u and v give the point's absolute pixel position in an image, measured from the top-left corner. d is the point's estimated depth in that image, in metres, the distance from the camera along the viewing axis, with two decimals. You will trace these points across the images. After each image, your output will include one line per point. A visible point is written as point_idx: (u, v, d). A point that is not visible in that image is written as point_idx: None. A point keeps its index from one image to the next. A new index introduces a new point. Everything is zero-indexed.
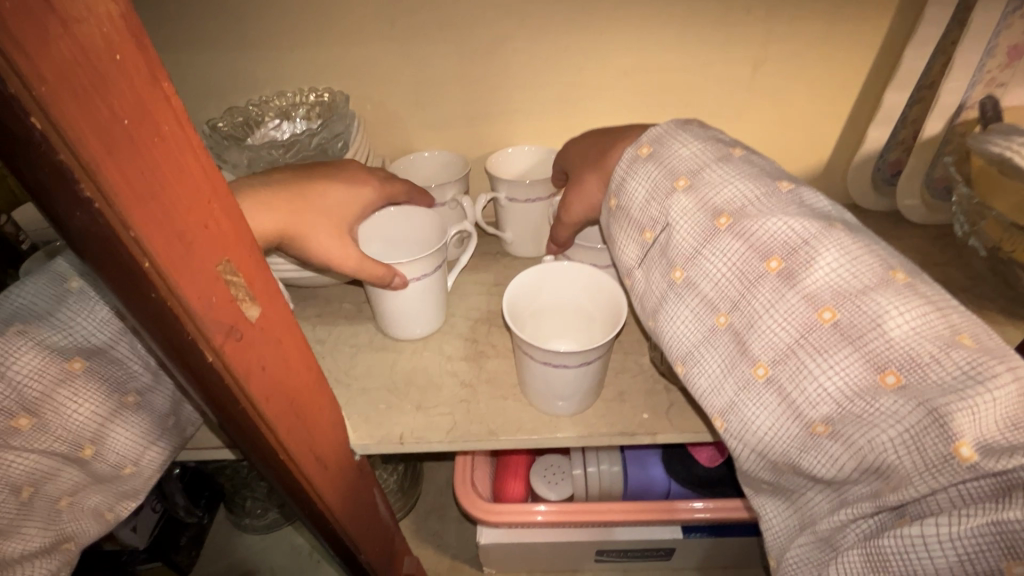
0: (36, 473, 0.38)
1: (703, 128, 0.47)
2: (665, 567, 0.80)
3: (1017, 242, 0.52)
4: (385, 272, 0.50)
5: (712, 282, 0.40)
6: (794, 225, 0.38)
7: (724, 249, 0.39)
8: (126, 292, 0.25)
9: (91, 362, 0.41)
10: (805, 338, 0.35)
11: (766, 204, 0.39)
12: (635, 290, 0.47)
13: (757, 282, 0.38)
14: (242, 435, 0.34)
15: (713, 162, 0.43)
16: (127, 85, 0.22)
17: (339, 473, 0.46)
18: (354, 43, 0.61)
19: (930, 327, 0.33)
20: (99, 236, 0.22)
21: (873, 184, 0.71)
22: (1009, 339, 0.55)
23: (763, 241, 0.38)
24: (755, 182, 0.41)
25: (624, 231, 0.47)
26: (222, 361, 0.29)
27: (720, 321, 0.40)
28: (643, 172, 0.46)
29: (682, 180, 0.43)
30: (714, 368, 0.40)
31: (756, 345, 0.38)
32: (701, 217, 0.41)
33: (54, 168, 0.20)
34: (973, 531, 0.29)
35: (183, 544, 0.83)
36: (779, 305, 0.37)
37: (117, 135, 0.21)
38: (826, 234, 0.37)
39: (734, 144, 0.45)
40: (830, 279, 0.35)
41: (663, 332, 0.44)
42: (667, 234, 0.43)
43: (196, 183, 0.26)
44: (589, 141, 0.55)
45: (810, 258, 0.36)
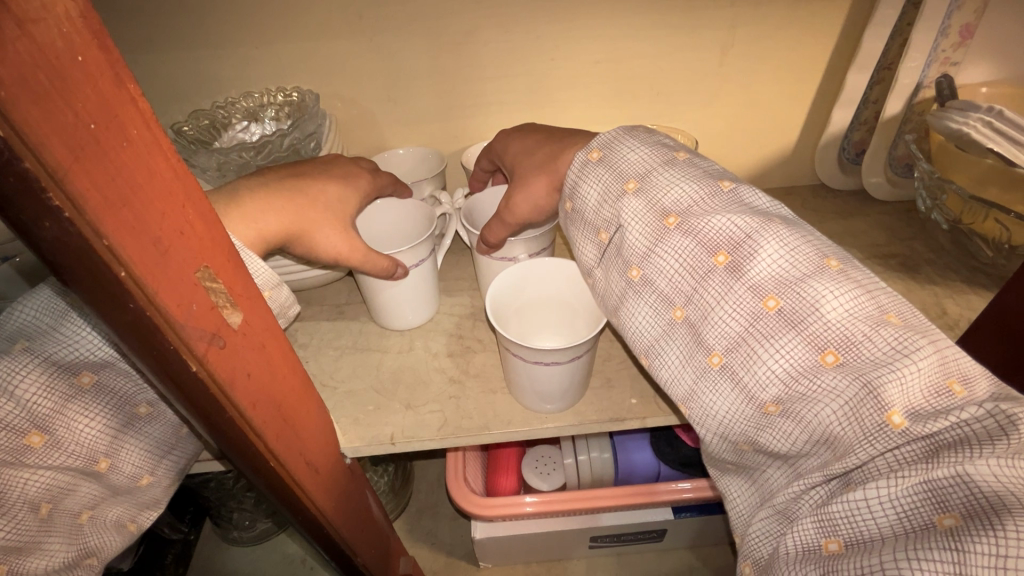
0: (52, 490, 0.38)
1: (648, 132, 0.48)
2: (657, 548, 0.82)
3: (976, 214, 0.54)
4: (388, 264, 0.51)
5: (667, 278, 0.41)
6: (736, 220, 0.38)
7: (675, 247, 0.40)
8: (103, 306, 0.24)
9: (101, 376, 0.41)
10: (753, 326, 0.36)
11: (709, 203, 0.40)
12: (597, 287, 0.47)
13: (706, 275, 0.39)
14: (232, 445, 0.33)
15: (658, 164, 0.44)
16: (91, 91, 0.21)
17: (331, 477, 0.45)
18: (320, 40, 0.60)
19: (860, 308, 0.34)
20: (71, 247, 0.21)
21: (839, 164, 0.73)
22: (972, 308, 0.57)
23: (709, 236, 0.39)
24: (697, 182, 0.42)
25: (582, 233, 0.48)
26: (206, 369, 0.29)
27: (677, 314, 0.40)
28: (595, 176, 0.46)
29: (632, 183, 0.44)
30: (672, 360, 0.41)
31: (710, 336, 0.38)
32: (650, 217, 0.42)
33: (20, 179, 0.19)
34: (908, 489, 0.29)
35: (169, 562, 0.81)
36: (728, 297, 0.37)
37: (85, 141, 0.21)
38: (765, 227, 0.38)
39: (678, 147, 0.46)
40: (772, 269, 0.36)
41: (626, 328, 0.44)
42: (620, 233, 0.44)
43: (168, 189, 0.25)
44: (534, 139, 0.55)
45: (753, 250, 0.37)
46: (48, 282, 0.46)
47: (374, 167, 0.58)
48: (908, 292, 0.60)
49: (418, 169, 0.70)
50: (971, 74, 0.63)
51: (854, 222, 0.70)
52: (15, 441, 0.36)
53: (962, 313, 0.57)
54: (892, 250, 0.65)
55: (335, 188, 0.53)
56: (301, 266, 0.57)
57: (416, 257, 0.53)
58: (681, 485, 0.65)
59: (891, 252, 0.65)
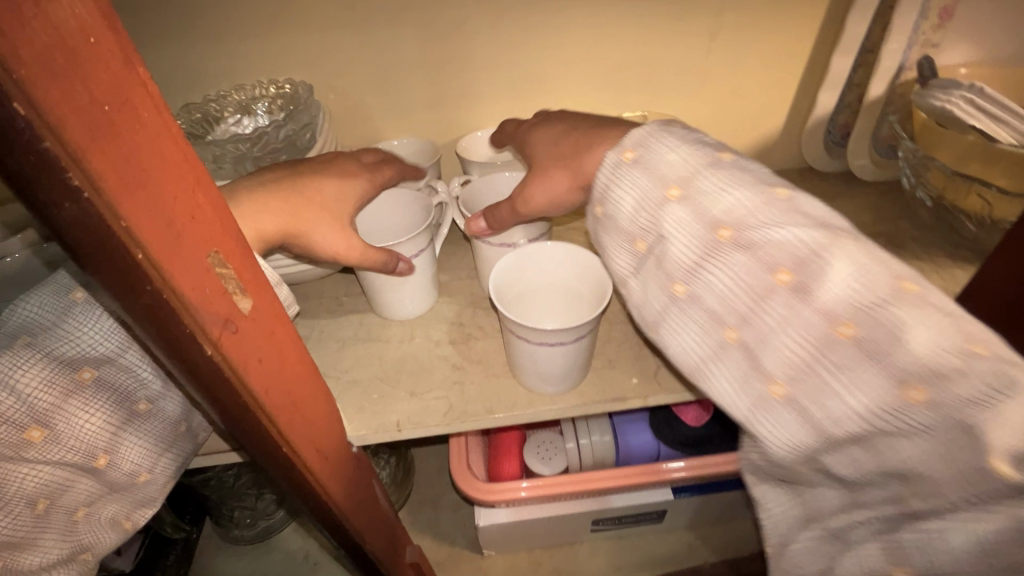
0: (49, 487, 0.39)
1: (685, 128, 0.43)
2: (658, 530, 0.84)
3: (959, 188, 0.56)
4: (389, 257, 0.51)
5: (719, 296, 0.36)
6: (800, 235, 0.34)
7: (728, 264, 0.36)
8: (119, 289, 0.24)
9: (101, 371, 0.41)
10: (823, 355, 0.33)
11: (766, 214, 0.35)
12: (631, 300, 0.43)
13: (766, 295, 0.35)
14: (244, 431, 0.34)
15: (703, 166, 0.39)
16: (103, 71, 0.21)
17: (340, 464, 0.46)
18: (310, 31, 0.59)
19: (947, 339, 0.30)
20: (89, 228, 0.21)
21: (824, 147, 0.75)
22: (957, 281, 0.59)
23: (770, 254, 0.34)
24: (750, 188, 0.37)
25: (614, 242, 0.43)
26: (219, 353, 0.29)
27: (729, 336, 0.37)
28: (630, 181, 0.41)
29: (674, 188, 0.38)
30: (723, 386, 0.38)
31: (767, 363, 0.35)
32: (698, 230, 0.37)
33: (39, 157, 0.19)
34: (994, 525, 0.32)
35: (172, 563, 0.80)
36: (794, 322, 0.34)
37: (99, 122, 0.21)
38: (834, 242, 0.33)
39: (721, 147, 0.41)
40: (848, 293, 0.32)
41: (667, 346, 0.41)
42: (661, 245, 0.39)
43: (178, 172, 0.25)
44: (561, 129, 0.52)
45: (822, 270, 0.33)
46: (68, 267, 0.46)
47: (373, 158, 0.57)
48: None
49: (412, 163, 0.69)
50: (951, 54, 0.65)
51: (842, 203, 0.72)
52: (15, 435, 0.37)
53: (948, 287, 0.59)
54: (879, 228, 0.67)
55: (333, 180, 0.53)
56: (298, 262, 0.57)
57: (415, 247, 0.54)
58: (670, 464, 0.67)
59: (878, 230, 0.67)
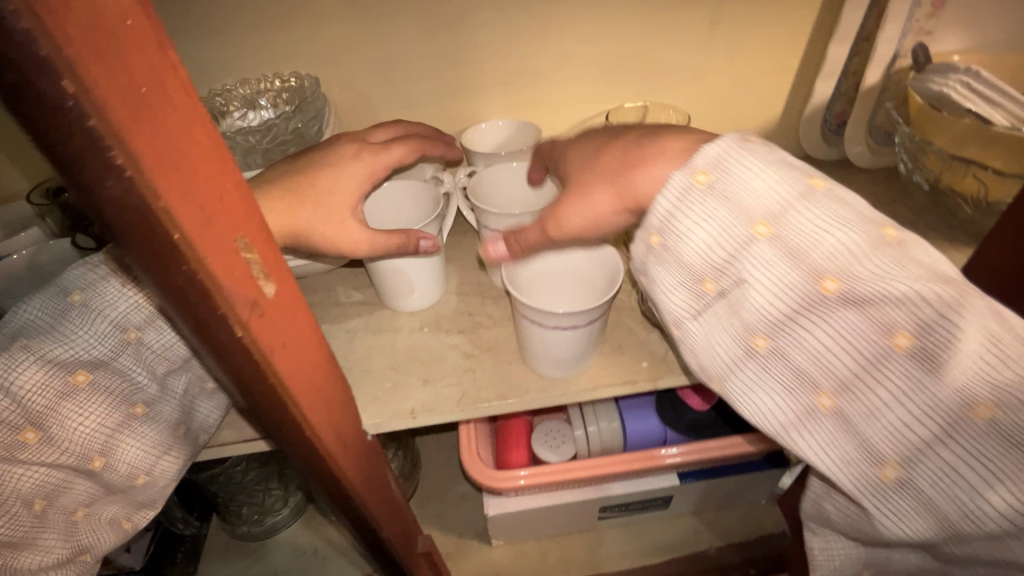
0: (46, 487, 0.40)
1: (765, 144, 0.39)
2: (664, 516, 0.85)
3: (955, 173, 0.57)
4: (407, 240, 0.52)
5: (822, 362, 0.37)
6: (928, 298, 0.33)
7: (833, 321, 0.36)
8: (156, 269, 0.24)
9: (95, 374, 0.42)
10: (948, 433, 0.35)
11: (877, 262, 0.34)
12: (690, 343, 0.42)
13: (882, 361, 0.35)
14: (270, 414, 0.34)
15: (794, 198, 0.37)
16: (140, 53, 0.21)
17: (356, 451, 0.46)
18: (314, 24, 0.60)
19: None
20: (130, 207, 0.21)
21: (821, 133, 0.75)
22: (954, 263, 0.61)
23: (887, 315, 0.34)
24: (855, 230, 0.35)
25: (673, 276, 0.41)
26: (249, 335, 0.29)
27: (823, 402, 0.38)
28: (706, 214, 0.38)
29: (763, 226, 0.37)
30: (817, 449, 0.39)
31: (871, 434, 0.37)
32: (805, 285, 0.36)
33: (85, 135, 0.19)
34: None
35: (180, 560, 0.80)
36: (914, 395, 0.35)
37: (137, 102, 0.21)
38: (963, 300, 0.33)
39: (810, 170, 0.38)
40: (983, 372, 0.33)
41: (750, 405, 0.41)
42: (739, 290, 0.38)
43: (208, 155, 0.26)
44: (596, 143, 0.49)
45: (957, 346, 0.33)
46: (87, 262, 0.48)
47: (385, 139, 0.56)
48: None
49: None
50: (944, 42, 0.66)
51: None
52: (9, 437, 0.38)
53: None
54: None
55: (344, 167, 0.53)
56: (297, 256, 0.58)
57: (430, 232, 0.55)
58: (666, 451, 0.67)
59: None
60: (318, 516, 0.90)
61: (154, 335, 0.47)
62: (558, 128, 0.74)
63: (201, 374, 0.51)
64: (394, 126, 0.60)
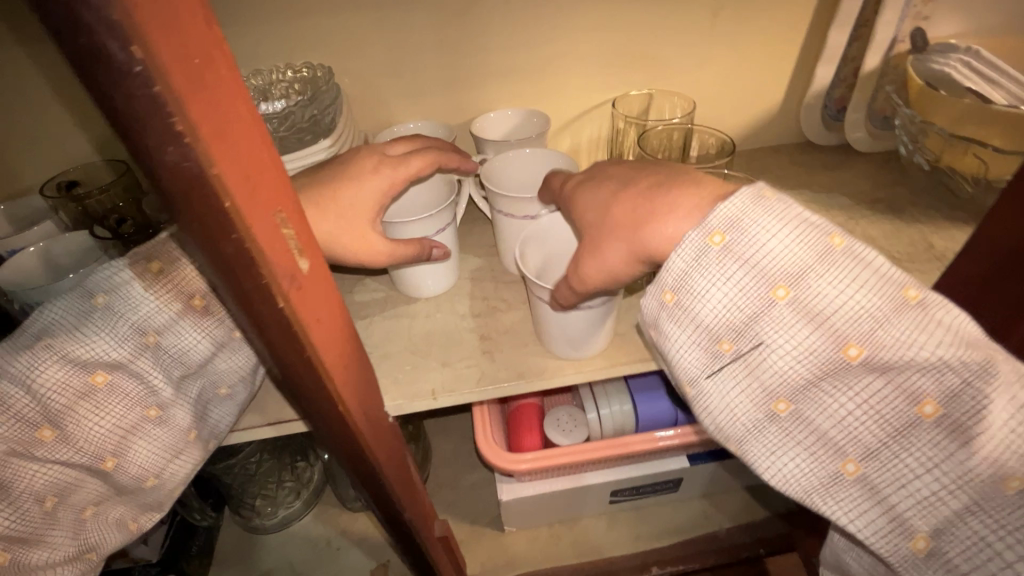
0: (59, 484, 0.41)
1: (778, 199, 0.39)
2: (673, 499, 0.86)
3: (955, 151, 0.59)
4: (420, 249, 0.53)
5: (848, 428, 0.38)
6: (951, 369, 0.35)
7: (858, 387, 0.37)
8: (207, 238, 0.25)
9: (114, 376, 0.42)
10: (977, 501, 0.36)
11: (901, 327, 0.35)
12: (704, 405, 0.42)
13: (910, 428, 0.37)
14: (304, 388, 0.35)
15: (814, 260, 0.37)
16: (192, 24, 0.22)
17: (380, 430, 0.47)
18: (324, 15, 0.60)
19: None
20: (187, 173, 0.22)
21: (821, 121, 0.77)
22: (956, 241, 0.62)
23: (914, 382, 0.36)
24: (876, 292, 0.36)
25: (690, 337, 0.41)
26: (290, 306, 0.30)
27: (850, 468, 0.39)
28: (726, 278, 0.38)
29: (783, 290, 0.37)
30: (844, 513, 0.40)
31: (899, 502, 0.38)
32: (830, 353, 0.37)
33: (149, 99, 0.20)
34: None
35: (194, 553, 0.81)
36: (943, 463, 0.36)
37: (192, 71, 0.22)
38: (991, 368, 0.34)
39: (827, 227, 0.38)
40: (1006, 442, 0.35)
41: (773, 472, 0.41)
42: (758, 352, 0.39)
43: (249, 130, 0.27)
44: (610, 183, 0.47)
45: (980, 414, 0.35)
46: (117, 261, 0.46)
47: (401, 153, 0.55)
48: (898, 231, 0.64)
49: None
50: (942, 26, 0.67)
51: (841, 173, 0.74)
52: (27, 433, 0.39)
53: (947, 246, 0.62)
54: (878, 195, 0.70)
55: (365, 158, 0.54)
56: None
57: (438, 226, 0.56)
58: (658, 435, 0.68)
59: (878, 197, 0.70)
60: (329, 507, 0.90)
61: (174, 339, 0.46)
62: (565, 117, 0.75)
63: (217, 380, 0.50)
64: (410, 140, 0.58)
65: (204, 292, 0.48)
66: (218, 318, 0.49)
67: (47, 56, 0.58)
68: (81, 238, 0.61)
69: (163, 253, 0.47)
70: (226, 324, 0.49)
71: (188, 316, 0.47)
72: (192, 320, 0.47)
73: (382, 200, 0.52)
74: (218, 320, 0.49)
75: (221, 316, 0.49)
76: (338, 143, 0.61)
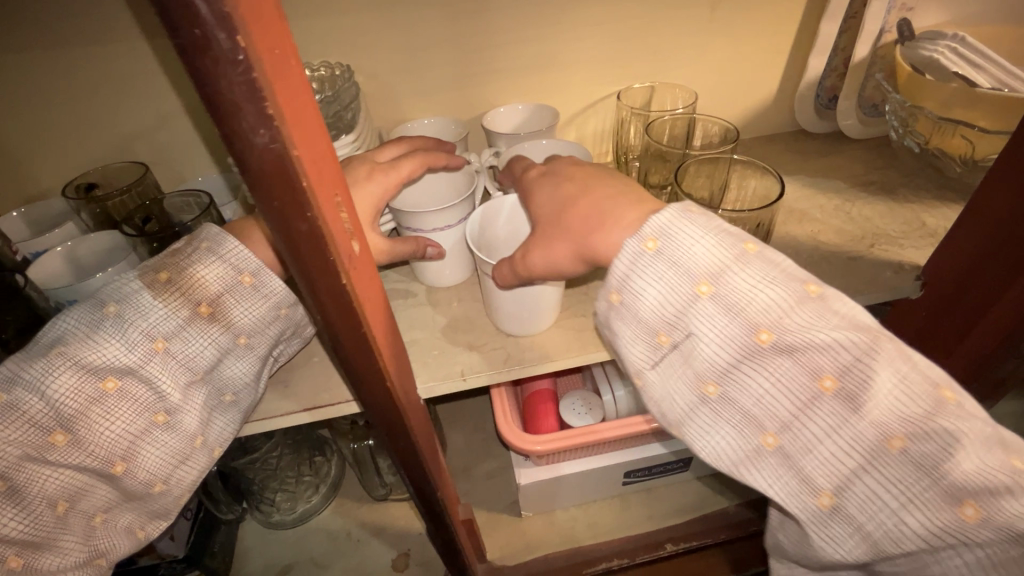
0: (70, 489, 0.40)
1: (705, 210, 0.42)
2: (682, 478, 0.89)
3: (943, 134, 0.62)
4: (413, 247, 0.55)
5: (762, 403, 0.39)
6: (844, 342, 0.36)
7: (769, 369, 0.38)
8: (284, 217, 0.27)
9: (124, 382, 0.42)
10: (870, 464, 0.37)
11: (801, 315, 0.37)
12: (652, 394, 0.43)
13: (812, 402, 0.37)
14: (356, 364, 0.37)
15: (732, 260, 0.39)
16: (270, 18, 0.24)
17: (415, 410, 0.49)
18: (338, 16, 0.62)
19: (992, 457, 0.35)
20: (273, 155, 0.24)
21: (815, 110, 0.80)
22: (947, 219, 0.66)
23: (814, 359, 0.37)
24: (781, 286, 0.38)
25: (630, 330, 0.43)
26: (350, 283, 0.32)
27: (768, 442, 0.39)
28: (654, 274, 0.40)
29: (705, 284, 0.39)
30: (769, 486, 0.40)
31: (809, 468, 0.39)
32: (739, 334, 0.38)
33: (249, 85, 0.22)
34: None
35: (217, 550, 0.82)
36: (840, 431, 0.37)
37: (275, 62, 0.24)
38: (875, 345, 0.36)
39: (744, 235, 0.41)
40: (895, 407, 0.36)
41: (701, 449, 0.42)
42: (691, 342, 0.40)
43: (311, 117, 0.29)
44: (562, 182, 0.49)
45: (867, 380, 0.36)
46: (132, 270, 0.47)
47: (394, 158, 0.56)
48: (892, 211, 0.68)
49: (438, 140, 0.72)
50: (926, 16, 0.71)
51: (834, 158, 0.78)
52: (41, 437, 0.39)
53: (938, 224, 0.65)
54: (870, 178, 0.73)
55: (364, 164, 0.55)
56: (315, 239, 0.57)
57: (456, 216, 0.57)
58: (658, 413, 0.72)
59: (871, 180, 0.73)
60: (347, 501, 0.91)
61: (181, 345, 0.44)
62: (570, 111, 0.77)
63: (222, 386, 0.48)
64: (401, 142, 0.59)
65: (211, 299, 0.46)
66: (227, 324, 0.46)
67: (164, 50, 0.61)
68: (105, 239, 0.62)
69: (171, 262, 0.46)
70: (234, 330, 0.47)
71: (195, 322, 0.45)
72: (199, 328, 0.45)
73: (380, 206, 0.54)
74: (226, 326, 0.46)
75: (229, 323, 0.47)
76: (359, 140, 0.63)
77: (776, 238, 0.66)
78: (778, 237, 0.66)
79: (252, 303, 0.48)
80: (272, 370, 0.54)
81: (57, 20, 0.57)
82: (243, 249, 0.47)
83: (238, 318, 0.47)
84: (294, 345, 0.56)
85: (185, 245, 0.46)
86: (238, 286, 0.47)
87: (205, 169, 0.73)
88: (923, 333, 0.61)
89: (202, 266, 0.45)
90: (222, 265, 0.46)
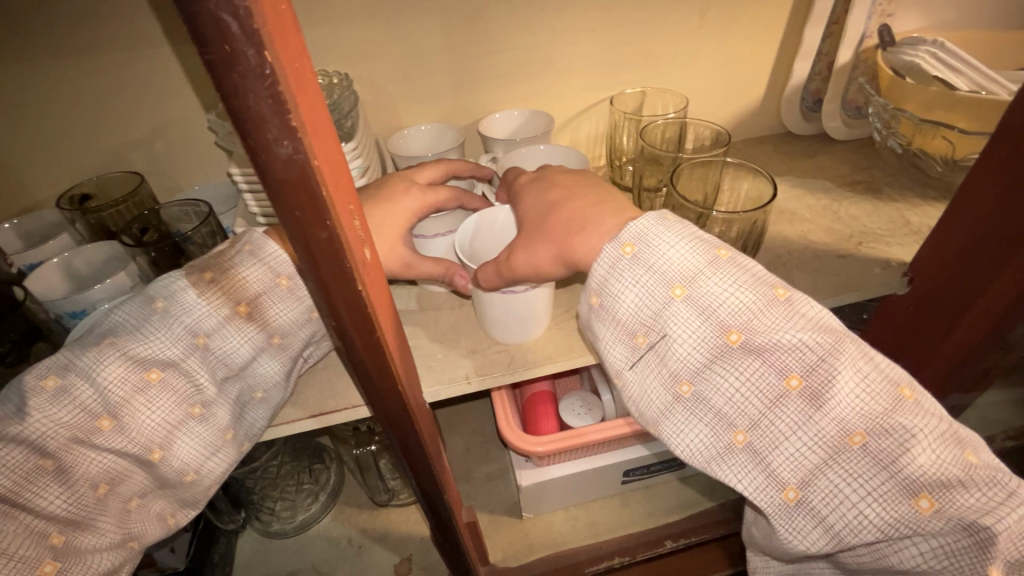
0: (112, 472, 0.40)
1: (682, 219, 0.44)
2: (680, 475, 0.91)
3: (925, 134, 0.65)
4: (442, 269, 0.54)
5: (730, 400, 0.40)
6: (808, 341, 0.38)
7: (738, 368, 0.39)
8: (305, 226, 0.27)
9: (167, 373, 0.42)
10: (832, 458, 0.38)
11: (768, 317, 0.39)
12: (629, 393, 0.45)
13: (778, 399, 0.39)
14: (367, 370, 0.38)
15: (703, 265, 0.41)
16: (290, 33, 0.25)
17: (422, 413, 0.50)
18: (334, 24, 0.63)
19: (947, 452, 0.37)
20: (296, 164, 0.25)
21: (800, 113, 0.83)
22: (930, 217, 0.68)
23: (780, 358, 0.38)
24: (752, 289, 0.40)
25: (611, 332, 0.45)
26: (365, 288, 0.33)
27: (738, 439, 0.40)
28: (632, 279, 0.42)
29: (677, 287, 0.41)
30: (738, 481, 0.41)
31: (775, 462, 0.39)
32: (709, 334, 0.40)
33: (276, 98, 0.22)
34: None
35: (217, 560, 0.81)
36: (804, 427, 0.38)
37: (296, 75, 0.24)
38: (837, 345, 0.38)
39: (716, 241, 0.43)
40: (856, 405, 0.37)
41: (673, 446, 0.43)
42: (664, 342, 0.42)
43: (327, 128, 0.29)
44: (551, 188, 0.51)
45: (829, 377, 0.37)
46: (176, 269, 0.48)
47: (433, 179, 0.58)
48: (878, 210, 0.70)
49: (436, 146, 0.73)
50: (906, 21, 0.73)
51: (820, 159, 0.80)
52: (87, 421, 0.39)
53: (922, 222, 0.68)
54: (856, 177, 0.76)
55: (400, 179, 0.57)
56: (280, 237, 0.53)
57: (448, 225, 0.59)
58: None
59: (857, 179, 0.75)
60: (348, 507, 0.91)
61: (220, 342, 0.45)
62: (563, 116, 0.79)
63: (254, 384, 0.49)
64: (436, 165, 0.61)
65: (250, 299, 0.47)
66: (263, 324, 0.48)
67: (189, 56, 0.61)
68: (101, 250, 0.61)
69: (217, 263, 0.47)
70: (269, 330, 0.48)
71: (234, 321, 0.46)
72: (236, 326, 0.46)
73: (411, 220, 0.54)
74: (262, 325, 0.47)
75: (266, 323, 0.48)
76: (359, 149, 0.64)
77: (767, 238, 0.68)
78: (770, 237, 0.68)
79: (287, 305, 0.49)
80: (302, 370, 0.55)
81: (52, 31, 0.57)
82: (281, 251, 0.49)
83: (275, 318, 0.48)
84: (321, 350, 0.56)
85: (230, 248, 0.48)
86: (275, 288, 0.48)
87: (201, 178, 0.73)
88: (911, 327, 0.63)
89: (245, 267, 0.47)
90: (261, 267, 0.48)
